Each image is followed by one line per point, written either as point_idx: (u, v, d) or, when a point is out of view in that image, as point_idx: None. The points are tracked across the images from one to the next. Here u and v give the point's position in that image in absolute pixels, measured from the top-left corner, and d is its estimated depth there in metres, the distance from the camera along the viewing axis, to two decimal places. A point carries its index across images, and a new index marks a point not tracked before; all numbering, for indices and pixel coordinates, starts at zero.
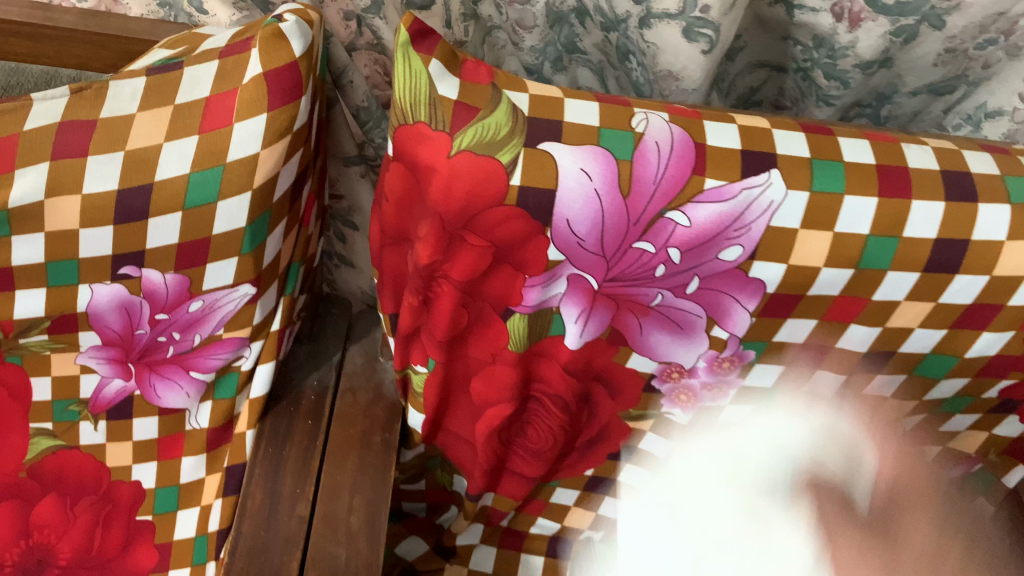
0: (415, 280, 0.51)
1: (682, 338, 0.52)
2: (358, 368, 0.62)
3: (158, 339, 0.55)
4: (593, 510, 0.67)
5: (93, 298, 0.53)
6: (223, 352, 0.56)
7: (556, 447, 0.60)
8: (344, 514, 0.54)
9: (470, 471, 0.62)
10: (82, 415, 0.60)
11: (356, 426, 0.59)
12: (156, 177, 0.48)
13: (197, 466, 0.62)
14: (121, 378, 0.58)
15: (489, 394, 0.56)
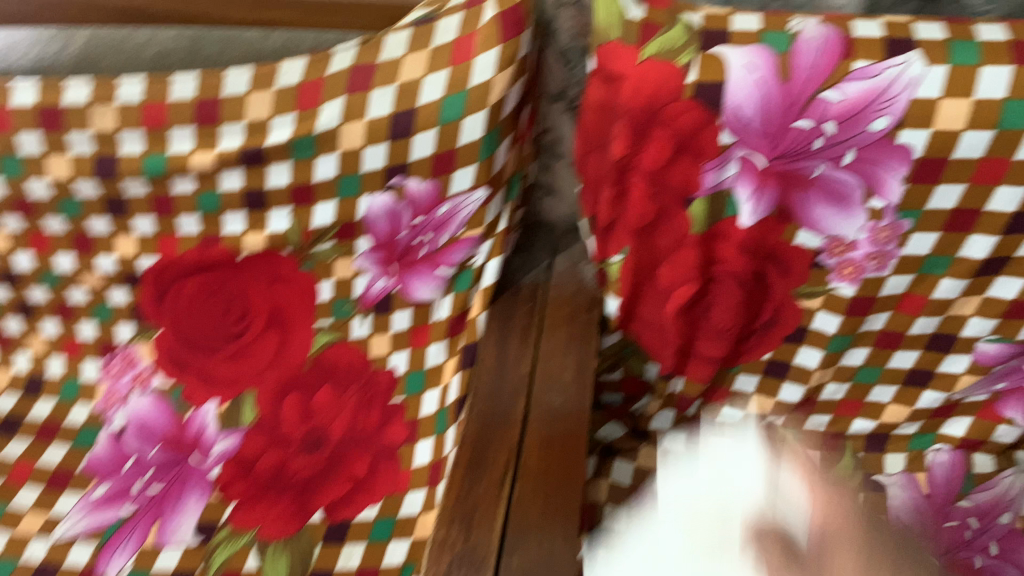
0: (614, 173, 0.64)
1: (842, 210, 0.63)
2: (563, 271, 0.76)
3: (414, 241, 0.72)
4: (773, 396, 0.77)
5: (369, 207, 0.70)
6: (461, 251, 0.71)
7: (737, 326, 0.71)
8: (558, 370, 0.68)
9: (661, 354, 0.74)
10: (354, 310, 0.77)
11: (564, 308, 0.73)
12: (417, 102, 0.64)
13: (440, 350, 0.76)
14: (384, 277, 0.75)
15: (674, 276, 0.68)
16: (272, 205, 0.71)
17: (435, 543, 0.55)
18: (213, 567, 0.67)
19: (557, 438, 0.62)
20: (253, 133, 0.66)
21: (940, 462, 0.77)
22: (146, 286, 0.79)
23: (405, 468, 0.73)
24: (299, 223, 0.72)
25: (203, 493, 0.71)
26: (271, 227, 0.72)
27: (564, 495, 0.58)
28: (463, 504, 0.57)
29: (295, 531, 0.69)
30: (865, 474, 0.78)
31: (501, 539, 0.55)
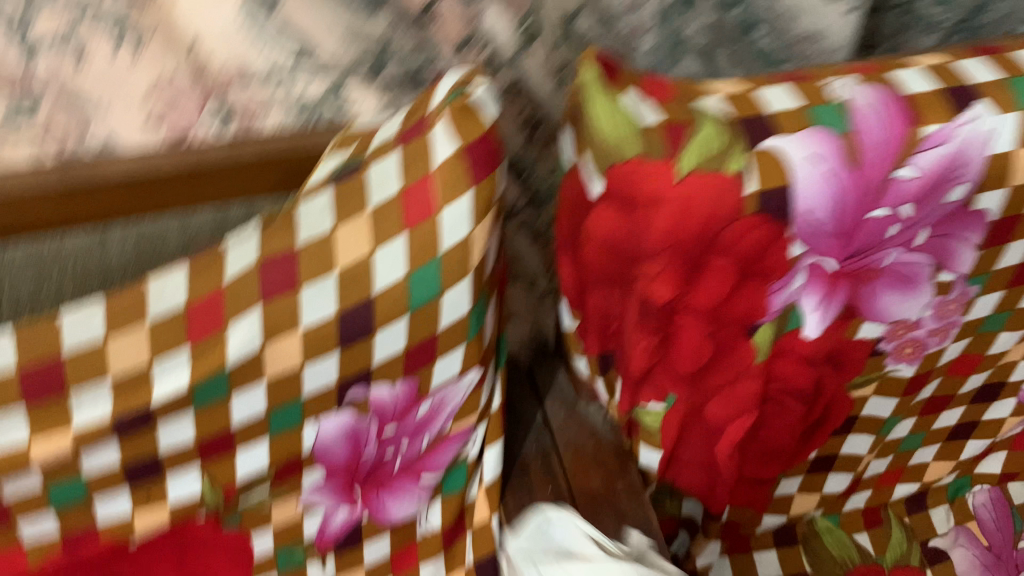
0: (654, 320, 0.48)
1: (909, 291, 0.52)
2: (565, 421, 0.60)
3: (384, 455, 0.51)
4: (818, 491, 0.67)
5: (319, 435, 0.49)
6: (451, 448, 0.53)
7: (792, 440, 0.59)
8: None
9: (706, 491, 0.61)
10: (308, 555, 0.55)
11: (595, 479, 0.56)
12: (374, 289, 0.44)
13: (434, 571, 0.58)
14: (346, 506, 0.53)
15: (728, 412, 0.54)
16: (168, 471, 0.47)
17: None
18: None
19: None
20: (126, 391, 0.42)
21: (982, 504, 0.72)
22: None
23: None
24: (216, 482, 0.49)
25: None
26: (173, 497, 0.48)
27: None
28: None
29: None
30: (919, 543, 0.70)
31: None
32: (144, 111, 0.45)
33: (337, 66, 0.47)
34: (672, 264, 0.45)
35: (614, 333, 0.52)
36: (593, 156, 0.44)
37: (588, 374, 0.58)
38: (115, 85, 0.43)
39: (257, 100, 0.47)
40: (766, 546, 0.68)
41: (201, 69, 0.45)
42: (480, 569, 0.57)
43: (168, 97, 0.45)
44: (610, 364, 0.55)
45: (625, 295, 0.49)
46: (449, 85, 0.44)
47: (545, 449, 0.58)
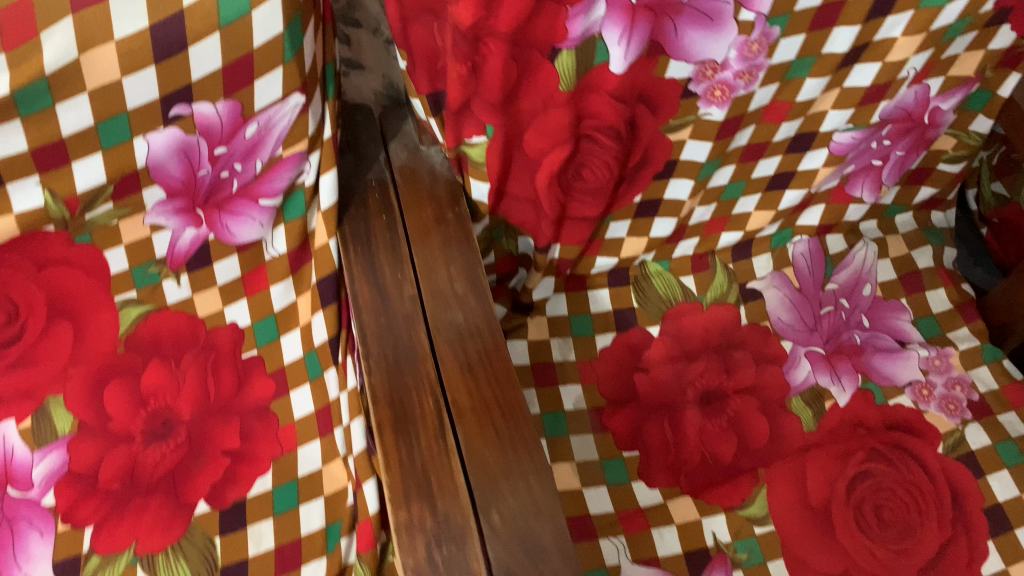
0: (464, 47, 0.51)
1: (713, 30, 0.56)
2: (406, 160, 0.64)
3: (220, 176, 0.56)
4: (646, 235, 0.74)
5: (151, 150, 0.53)
6: (286, 172, 0.58)
7: (612, 179, 0.64)
8: (448, 285, 0.58)
9: (537, 226, 0.67)
10: (164, 274, 0.62)
11: (427, 208, 0.61)
12: (184, 3, 0.46)
13: (286, 290, 0.65)
14: (193, 227, 0.59)
15: (544, 143, 0.59)
16: (9, 179, 0.52)
17: (401, 526, 0.47)
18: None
19: (478, 360, 0.55)
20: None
21: (801, 254, 0.80)
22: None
23: (285, 420, 0.66)
24: (57, 193, 0.54)
25: (43, 528, 0.59)
26: (19, 205, 0.53)
27: (515, 422, 0.52)
28: (414, 474, 0.49)
29: (179, 535, 0.61)
30: (739, 285, 0.78)
31: (472, 496, 0.48)
32: None
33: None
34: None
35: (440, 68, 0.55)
36: None
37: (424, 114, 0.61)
38: None
39: None
40: (601, 285, 0.77)
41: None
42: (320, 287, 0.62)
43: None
44: (439, 105, 0.58)
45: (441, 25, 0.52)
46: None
47: (383, 179, 0.63)
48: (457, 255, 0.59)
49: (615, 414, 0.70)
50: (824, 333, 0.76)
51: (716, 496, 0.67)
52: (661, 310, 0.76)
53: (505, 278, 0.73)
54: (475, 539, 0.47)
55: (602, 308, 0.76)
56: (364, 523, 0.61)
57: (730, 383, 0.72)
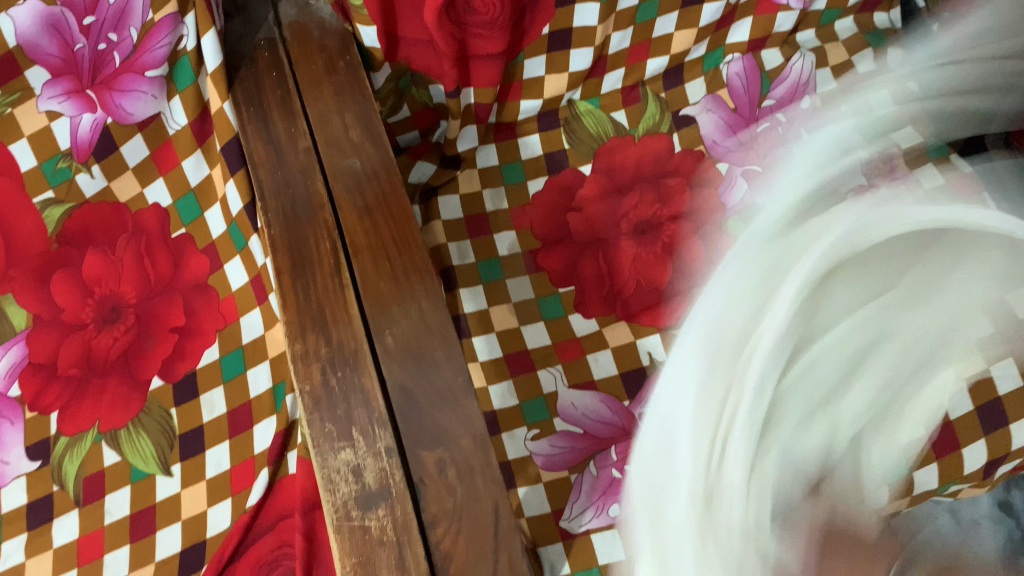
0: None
1: None
2: (295, 18, 0.64)
3: (99, 49, 0.59)
4: (567, 70, 0.70)
5: (17, 26, 0.55)
6: (164, 38, 0.60)
7: (506, 10, 0.62)
8: (343, 133, 0.58)
9: (441, 72, 0.65)
10: (74, 168, 0.63)
11: (318, 61, 0.61)
12: None
13: (197, 164, 0.66)
14: (89, 112, 0.61)
15: None
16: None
17: (297, 356, 0.48)
18: (69, 481, 0.63)
19: (375, 202, 0.55)
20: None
21: (735, 73, 0.76)
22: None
23: (225, 294, 0.67)
24: None
25: (13, 418, 0.64)
26: None
27: (409, 254, 0.52)
28: (309, 308, 0.50)
29: (138, 409, 0.65)
30: (673, 114, 0.75)
31: (366, 323, 0.49)
32: None
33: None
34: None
35: None
36: None
37: None
38: None
39: None
40: (531, 131, 0.74)
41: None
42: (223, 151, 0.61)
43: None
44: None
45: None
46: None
47: (272, 37, 0.63)
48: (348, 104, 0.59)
49: (549, 253, 0.69)
50: (759, 150, 0.74)
51: (650, 317, 0.66)
52: (593, 147, 0.73)
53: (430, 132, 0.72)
54: (370, 365, 0.48)
55: (532, 154, 0.74)
56: None
57: (665, 211, 0.70)
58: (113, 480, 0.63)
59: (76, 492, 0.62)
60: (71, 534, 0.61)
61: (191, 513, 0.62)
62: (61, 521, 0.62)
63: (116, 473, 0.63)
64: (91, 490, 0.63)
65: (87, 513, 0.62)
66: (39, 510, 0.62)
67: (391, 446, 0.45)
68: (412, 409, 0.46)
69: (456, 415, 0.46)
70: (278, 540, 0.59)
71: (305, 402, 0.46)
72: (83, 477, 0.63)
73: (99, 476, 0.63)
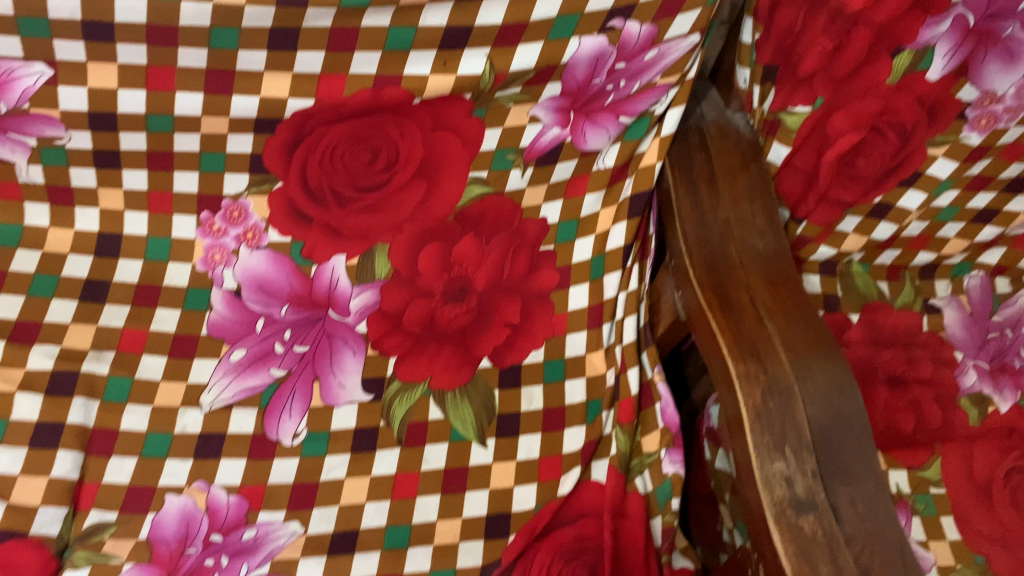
0: (838, 28, 0.70)
1: (1008, 64, 0.72)
2: (715, 118, 0.82)
3: (605, 87, 0.72)
4: (868, 235, 0.85)
5: (578, 50, 0.68)
6: (650, 99, 0.74)
7: (877, 173, 0.79)
8: (750, 217, 0.73)
9: (801, 198, 0.81)
10: (516, 162, 0.76)
11: (733, 156, 0.77)
12: None
13: (597, 200, 0.79)
14: (559, 126, 0.74)
15: (846, 124, 0.75)
16: (471, 46, 0.66)
17: (740, 375, 0.59)
18: (395, 422, 0.72)
19: (777, 277, 0.67)
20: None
21: (974, 286, 0.88)
22: (272, 134, 0.69)
23: (560, 310, 0.79)
24: (495, 67, 0.68)
25: (356, 349, 0.74)
26: (463, 69, 0.67)
27: (813, 324, 0.63)
28: (745, 340, 0.61)
29: (466, 380, 0.74)
30: (923, 300, 0.87)
31: (793, 367, 0.59)
32: None
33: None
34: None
35: (789, 45, 0.73)
36: None
37: (747, 84, 0.80)
38: None
39: None
40: (813, 271, 0.88)
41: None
42: (632, 202, 0.78)
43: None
44: (772, 76, 0.77)
45: (812, 11, 0.70)
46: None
47: (702, 129, 0.81)
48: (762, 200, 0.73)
49: None
50: (990, 353, 0.85)
51: (900, 456, 0.79)
52: (861, 301, 0.86)
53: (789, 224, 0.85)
54: (800, 401, 0.58)
55: (814, 289, 0.87)
56: (623, 402, 0.75)
57: (911, 372, 0.82)
58: (433, 434, 0.72)
59: (400, 433, 0.72)
60: (389, 469, 0.70)
61: (498, 485, 0.71)
62: (383, 454, 0.71)
63: (437, 429, 0.72)
64: (413, 435, 0.72)
65: (408, 454, 0.71)
66: (365, 437, 0.71)
67: (816, 469, 0.55)
68: (831, 446, 0.56)
69: (862, 460, 0.56)
70: (575, 535, 0.69)
71: (749, 413, 0.57)
72: (408, 421, 0.72)
73: (422, 425, 0.72)
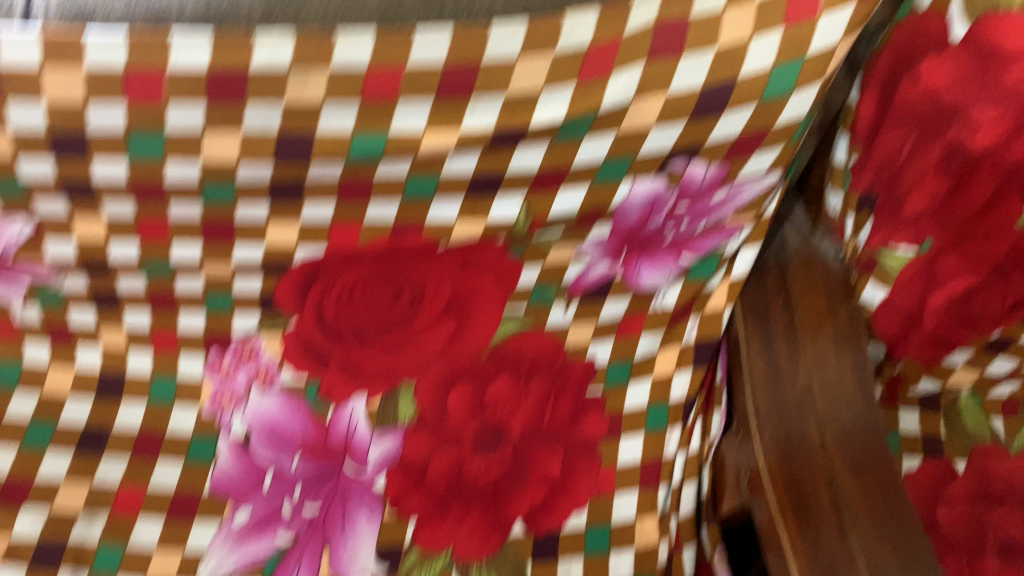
0: (955, 167, 0.59)
1: None
2: (799, 248, 0.71)
3: (665, 227, 0.63)
4: (981, 368, 0.75)
5: (630, 194, 0.60)
6: (718, 238, 0.65)
7: (998, 313, 0.69)
8: (836, 379, 0.62)
9: (904, 342, 0.71)
10: (559, 295, 0.69)
11: (820, 299, 0.67)
12: (739, 74, 0.52)
13: (653, 341, 0.72)
14: (609, 263, 0.66)
15: (961, 266, 0.65)
16: (503, 190, 0.58)
17: None
18: None
19: (865, 465, 0.57)
20: (441, 115, 0.51)
21: None
22: (282, 279, 0.65)
23: (608, 464, 0.70)
24: (532, 211, 0.60)
25: (372, 511, 0.66)
26: (494, 215, 0.60)
27: (911, 538, 0.54)
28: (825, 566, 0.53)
29: (495, 551, 0.65)
30: None
31: None
32: None
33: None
34: (999, 118, 0.56)
35: (894, 175, 0.62)
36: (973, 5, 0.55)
37: (838, 212, 0.69)
38: None
39: None
40: (912, 403, 0.76)
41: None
42: (697, 348, 0.72)
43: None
44: (868, 204, 0.65)
45: (923, 142, 0.59)
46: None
47: (781, 264, 0.71)
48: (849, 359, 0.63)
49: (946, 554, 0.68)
50: None
51: None
52: (969, 446, 0.74)
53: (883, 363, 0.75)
54: None
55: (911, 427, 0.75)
56: None
57: None
58: None
59: None
60: None
61: None
62: None
63: None
64: None
65: None
66: None
67: None
68: None
69: None
70: None
71: None
72: None
73: None
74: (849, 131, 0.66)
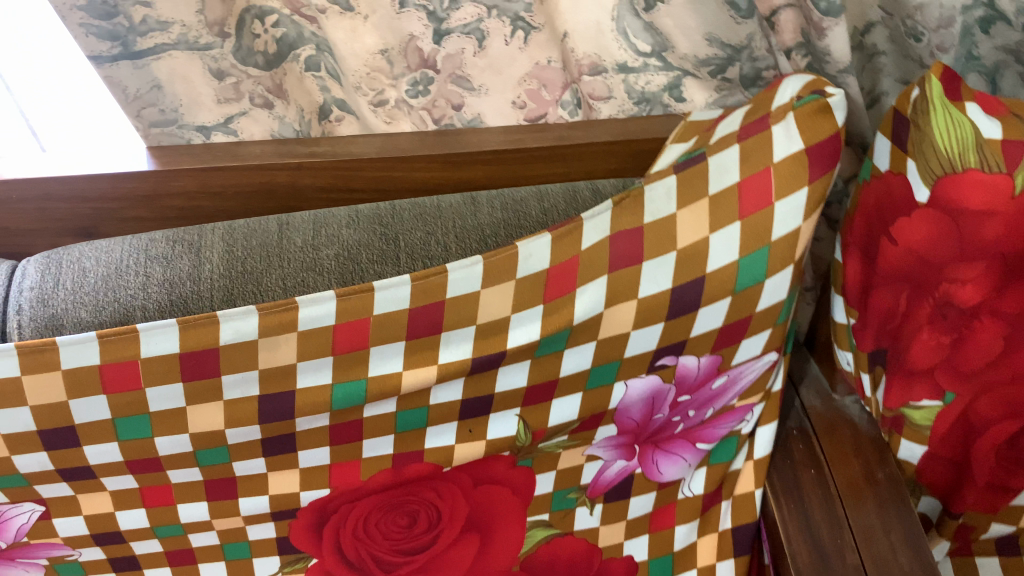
0: (951, 322, 0.54)
1: None
2: (823, 411, 0.65)
3: (671, 419, 0.60)
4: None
5: (627, 393, 0.58)
6: (732, 421, 0.62)
7: None
8: (890, 554, 0.55)
9: (959, 495, 0.61)
10: (581, 500, 0.64)
11: (855, 467, 0.60)
12: (707, 268, 0.51)
13: (690, 530, 0.66)
14: (624, 459, 0.63)
15: (991, 412, 0.57)
16: (494, 409, 0.58)
17: None
18: None
19: None
20: (417, 351, 0.52)
21: None
22: (294, 517, 0.60)
23: None
24: (530, 424, 0.59)
25: None
26: (492, 433, 0.59)
27: None
28: None
29: None
30: None
31: None
32: (515, 95, 0.61)
33: (679, 70, 0.60)
34: (984, 274, 0.52)
35: (892, 330, 0.57)
36: (927, 163, 0.52)
37: (854, 369, 0.63)
38: (499, 77, 0.60)
39: (600, 91, 0.61)
40: (988, 551, 0.64)
41: (411, 52, 0.57)
42: (735, 534, 0.67)
43: (385, 67, 0.58)
44: (880, 360, 0.59)
45: (918, 296, 0.55)
46: (793, 91, 0.51)
47: (804, 428, 0.65)
48: (899, 527, 0.56)
49: None
50: None
51: None
52: None
53: (942, 516, 0.64)
54: None
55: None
56: None
57: None
58: None
59: None
60: None
61: None
62: None
63: None
64: None
65: None
66: None
67: None
68: None
69: None
70: None
71: None
72: None
73: None
74: (843, 293, 0.61)
